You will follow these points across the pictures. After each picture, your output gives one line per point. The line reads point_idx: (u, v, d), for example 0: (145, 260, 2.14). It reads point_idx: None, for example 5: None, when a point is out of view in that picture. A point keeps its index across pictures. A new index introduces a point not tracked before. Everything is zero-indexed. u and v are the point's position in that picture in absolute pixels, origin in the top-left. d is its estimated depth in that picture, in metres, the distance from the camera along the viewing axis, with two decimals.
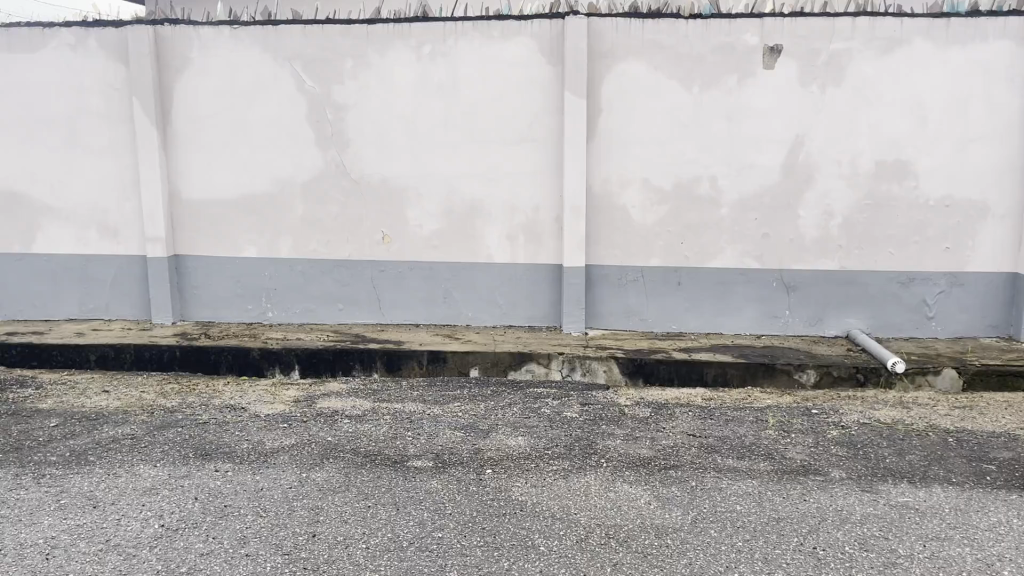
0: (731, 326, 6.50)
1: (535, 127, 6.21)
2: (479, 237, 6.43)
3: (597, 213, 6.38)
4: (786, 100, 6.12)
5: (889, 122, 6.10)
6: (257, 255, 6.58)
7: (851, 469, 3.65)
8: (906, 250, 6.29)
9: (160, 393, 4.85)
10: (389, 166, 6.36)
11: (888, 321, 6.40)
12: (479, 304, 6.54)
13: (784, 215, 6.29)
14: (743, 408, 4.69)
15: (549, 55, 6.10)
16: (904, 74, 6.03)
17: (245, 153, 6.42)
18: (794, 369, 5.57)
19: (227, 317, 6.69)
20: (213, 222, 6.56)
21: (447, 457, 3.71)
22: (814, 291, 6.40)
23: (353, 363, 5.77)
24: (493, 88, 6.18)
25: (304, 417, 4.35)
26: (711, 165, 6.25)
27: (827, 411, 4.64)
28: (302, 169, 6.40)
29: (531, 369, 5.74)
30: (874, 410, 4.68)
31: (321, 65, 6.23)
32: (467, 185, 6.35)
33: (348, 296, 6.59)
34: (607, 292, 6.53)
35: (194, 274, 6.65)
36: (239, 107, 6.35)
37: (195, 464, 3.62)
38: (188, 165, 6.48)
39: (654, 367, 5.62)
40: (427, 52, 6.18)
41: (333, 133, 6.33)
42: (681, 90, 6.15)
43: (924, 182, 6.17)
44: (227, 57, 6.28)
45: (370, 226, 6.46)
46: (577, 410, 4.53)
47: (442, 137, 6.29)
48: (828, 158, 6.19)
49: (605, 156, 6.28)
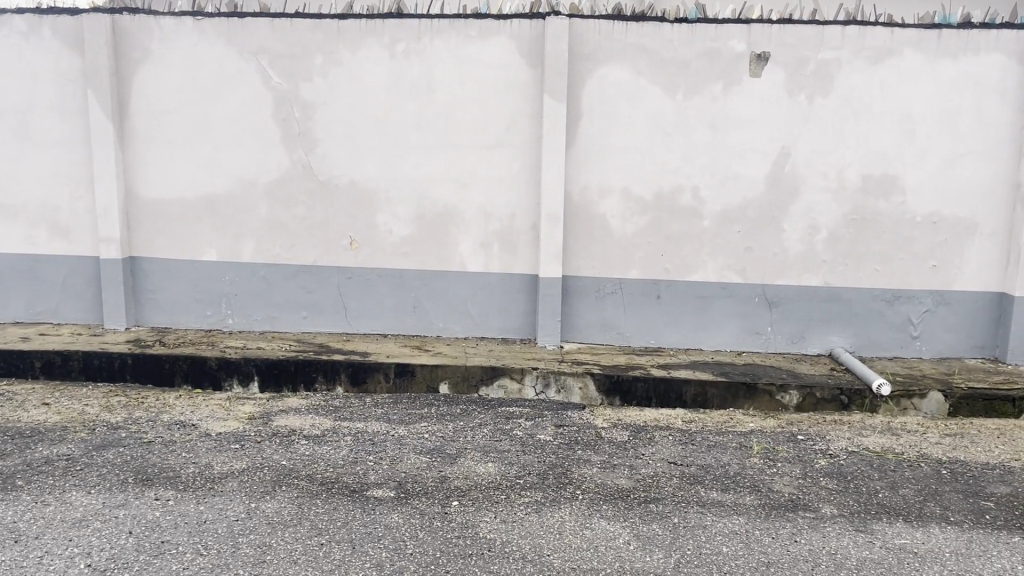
0: (711, 342, 6.28)
1: (513, 132, 5.96)
2: (452, 245, 6.16)
3: (575, 222, 6.13)
4: (773, 110, 5.92)
5: (877, 135, 5.92)
6: (218, 259, 6.24)
7: (843, 505, 3.43)
8: (891, 267, 6.11)
9: (105, 406, 4.52)
10: (358, 167, 6.06)
11: (872, 340, 6.21)
12: (450, 315, 6.26)
13: (768, 228, 6.08)
14: (726, 432, 4.45)
15: (528, 56, 5.85)
16: (894, 85, 5.86)
17: (206, 151, 6.09)
18: (776, 390, 5.39)
19: (185, 323, 6.35)
20: (172, 223, 6.22)
21: (411, 487, 3.43)
22: (797, 307, 6.20)
23: (317, 375, 5.50)
24: (470, 90, 5.92)
25: (259, 438, 4.04)
26: (694, 174, 6.03)
27: (813, 437, 4.42)
28: (267, 170, 6.09)
29: (504, 385, 5.50)
30: (863, 436, 4.47)
31: (288, 61, 5.93)
32: (441, 190, 6.08)
33: (312, 303, 6.28)
34: (584, 304, 6.28)
35: (151, 277, 6.31)
36: (202, 102, 6.03)
37: (134, 492, 3.30)
38: (146, 162, 6.13)
39: (631, 385, 5.40)
40: (402, 50, 5.90)
41: (300, 132, 6.03)
42: (664, 97, 5.93)
43: (911, 198, 6.00)
44: (190, 51, 5.95)
45: (337, 230, 6.16)
46: (551, 433, 4.25)
47: (414, 139, 6.01)
48: (814, 170, 5.99)
49: (585, 163, 6.04)
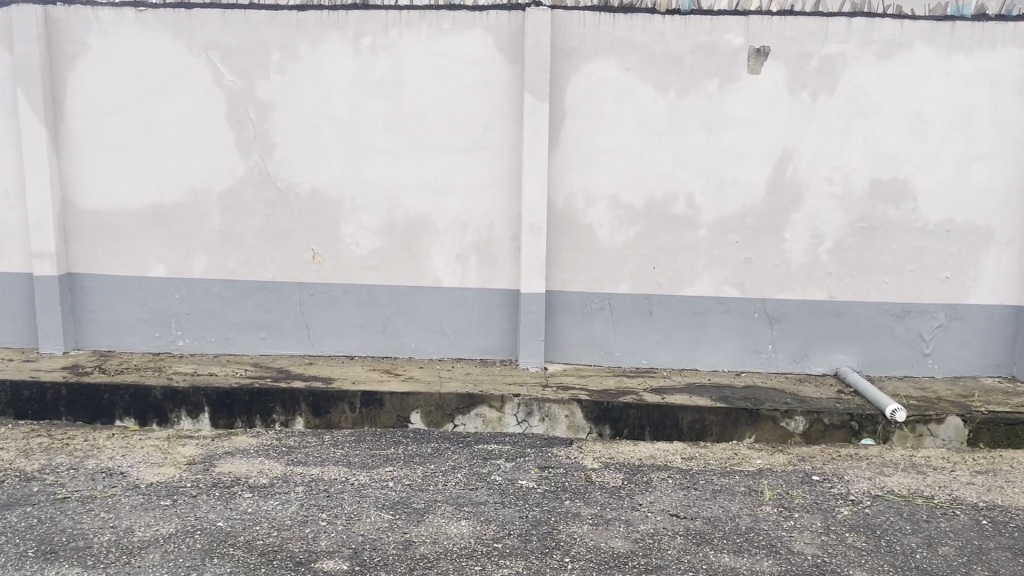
0: (707, 362, 5.78)
1: (490, 134, 5.44)
2: (425, 258, 5.62)
3: (559, 232, 5.61)
4: (774, 110, 5.43)
5: (886, 136, 5.45)
6: (166, 275, 5.67)
7: (877, 571, 2.93)
8: (902, 278, 5.64)
9: (23, 451, 3.95)
10: (320, 173, 5.51)
11: (881, 358, 5.74)
12: (424, 334, 5.73)
13: (769, 237, 5.59)
14: (732, 473, 3.95)
15: (507, 52, 5.33)
16: (904, 82, 5.38)
17: (152, 156, 5.52)
18: (781, 416, 4.93)
19: (130, 346, 5.76)
20: (115, 236, 5.63)
21: (368, 557, 2.89)
22: (800, 323, 5.71)
23: (273, 405, 4.96)
24: (443, 89, 5.39)
25: (195, 490, 3.48)
26: (688, 180, 5.52)
27: (829, 477, 3.92)
28: (219, 177, 5.53)
29: (482, 415, 4.98)
30: (885, 474, 3.98)
31: (241, 57, 5.37)
32: (412, 198, 5.54)
33: (271, 322, 5.72)
34: (570, 321, 5.75)
35: (91, 296, 5.71)
36: (146, 102, 5.45)
37: (31, 570, 2.74)
38: (84, 167, 5.55)
39: (622, 413, 4.91)
40: (367, 44, 5.35)
41: (255, 135, 5.47)
42: (656, 96, 5.42)
43: (922, 204, 5.53)
44: (132, 46, 5.38)
45: (298, 243, 5.60)
46: (535, 478, 3.73)
47: (382, 141, 5.47)
48: (818, 174, 5.50)
49: (569, 168, 5.52)
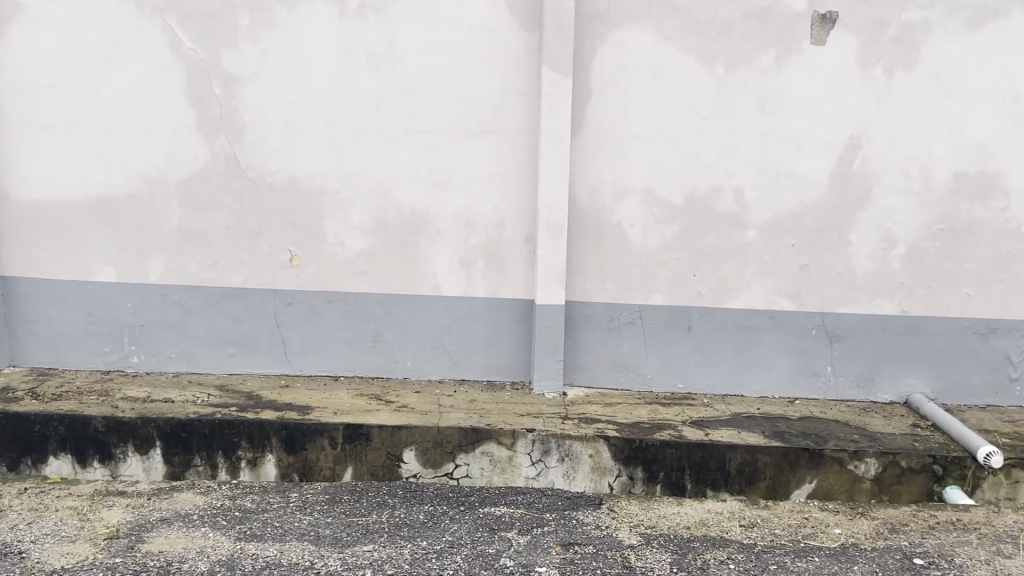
0: (754, 386, 4.91)
1: (501, 115, 4.54)
2: (422, 261, 4.75)
3: (582, 233, 4.71)
4: (841, 88, 4.52)
5: (974, 121, 4.53)
6: (117, 280, 4.81)
7: None
8: (988, 291, 4.74)
9: None
10: (298, 160, 4.63)
11: (959, 383, 4.85)
12: (420, 351, 4.86)
13: (831, 242, 4.70)
14: (808, 552, 3.08)
15: (523, 17, 4.42)
16: (998, 56, 4.46)
17: (98, 139, 4.65)
18: (849, 457, 4.06)
19: (75, 362, 4.91)
20: (56, 235, 4.77)
21: None
22: (865, 342, 4.82)
23: (238, 440, 4.10)
24: (445, 61, 4.49)
25: None
26: (737, 172, 4.62)
27: (937, 560, 3.04)
28: (178, 165, 4.65)
29: (488, 453, 4.11)
30: (1006, 556, 3.10)
31: (202, 21, 4.47)
32: (407, 191, 4.65)
33: (242, 336, 4.86)
34: (593, 337, 4.87)
35: (29, 304, 4.86)
36: (91, 74, 4.57)
37: None
38: (16, 151, 4.67)
39: (658, 452, 4.05)
40: (355, 6, 4.44)
41: (222, 115, 4.58)
42: (700, 71, 4.51)
43: (1016, 203, 4.62)
44: (72, 8, 4.49)
45: (273, 244, 4.73)
46: (558, 564, 2.86)
47: (372, 123, 4.58)
48: (891, 165, 4.60)
49: (596, 156, 4.62)
